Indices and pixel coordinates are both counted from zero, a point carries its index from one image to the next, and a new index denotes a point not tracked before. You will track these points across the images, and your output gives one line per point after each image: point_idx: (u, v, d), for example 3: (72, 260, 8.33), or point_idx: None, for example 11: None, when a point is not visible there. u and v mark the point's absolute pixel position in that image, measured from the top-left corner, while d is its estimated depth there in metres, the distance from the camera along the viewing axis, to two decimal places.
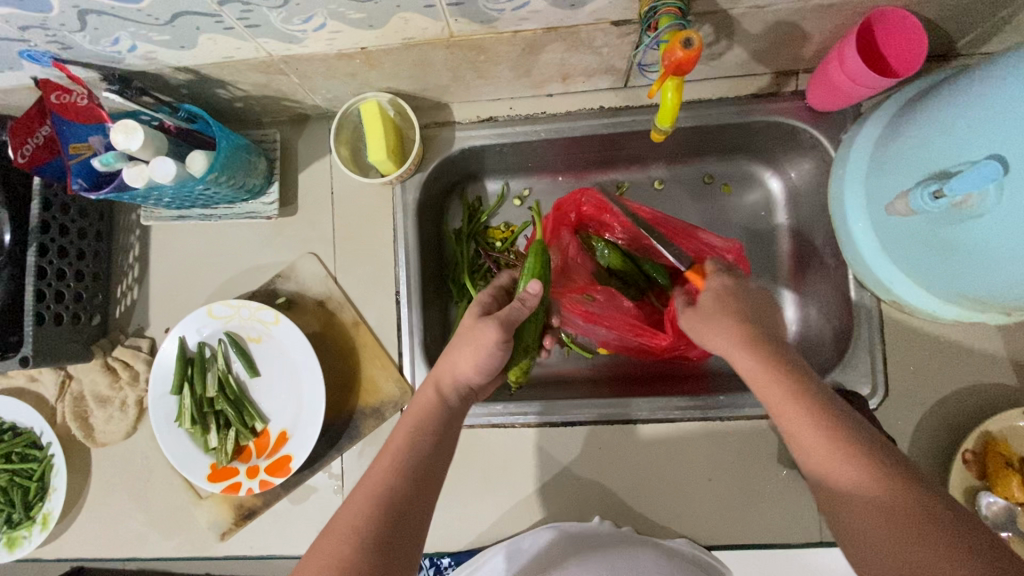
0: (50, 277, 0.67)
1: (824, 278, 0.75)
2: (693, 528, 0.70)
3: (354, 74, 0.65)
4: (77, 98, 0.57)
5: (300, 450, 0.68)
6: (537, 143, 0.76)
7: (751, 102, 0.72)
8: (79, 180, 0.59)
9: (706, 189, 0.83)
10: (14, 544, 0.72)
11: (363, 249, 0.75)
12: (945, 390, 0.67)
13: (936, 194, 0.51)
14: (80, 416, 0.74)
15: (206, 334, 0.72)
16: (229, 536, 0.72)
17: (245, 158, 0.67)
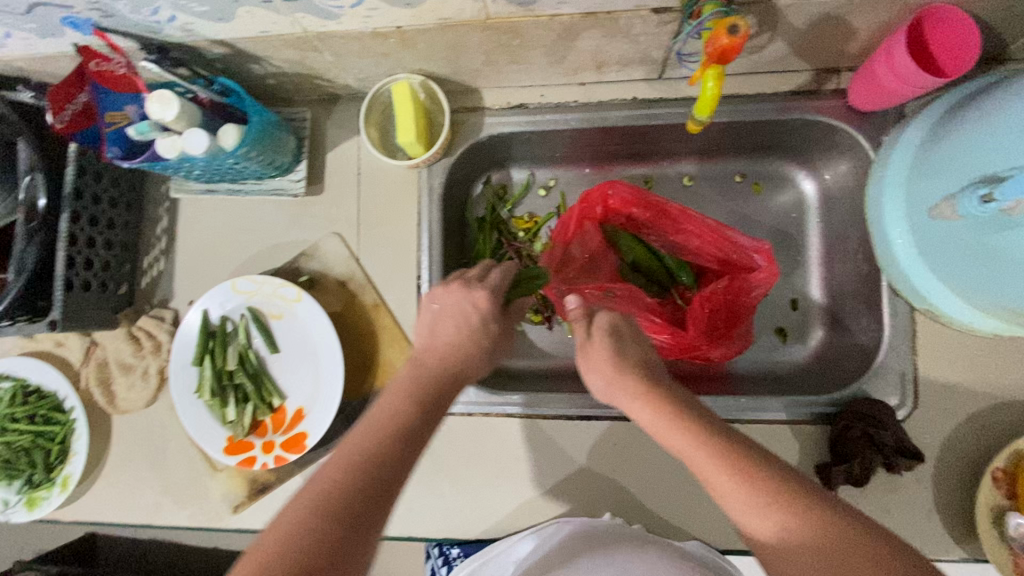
0: (81, 245, 0.68)
1: (854, 283, 0.73)
2: (705, 531, 0.69)
3: (387, 54, 0.65)
4: (115, 66, 0.57)
5: (316, 428, 0.69)
6: (566, 132, 0.75)
7: (791, 99, 0.70)
8: (113, 148, 0.60)
9: (736, 188, 0.82)
10: (35, 504, 0.74)
11: (387, 232, 0.74)
12: (977, 405, 0.65)
13: (985, 198, 0.50)
14: (103, 382, 0.75)
15: (228, 308, 0.72)
16: (242, 509, 0.73)
17: (275, 134, 0.67)
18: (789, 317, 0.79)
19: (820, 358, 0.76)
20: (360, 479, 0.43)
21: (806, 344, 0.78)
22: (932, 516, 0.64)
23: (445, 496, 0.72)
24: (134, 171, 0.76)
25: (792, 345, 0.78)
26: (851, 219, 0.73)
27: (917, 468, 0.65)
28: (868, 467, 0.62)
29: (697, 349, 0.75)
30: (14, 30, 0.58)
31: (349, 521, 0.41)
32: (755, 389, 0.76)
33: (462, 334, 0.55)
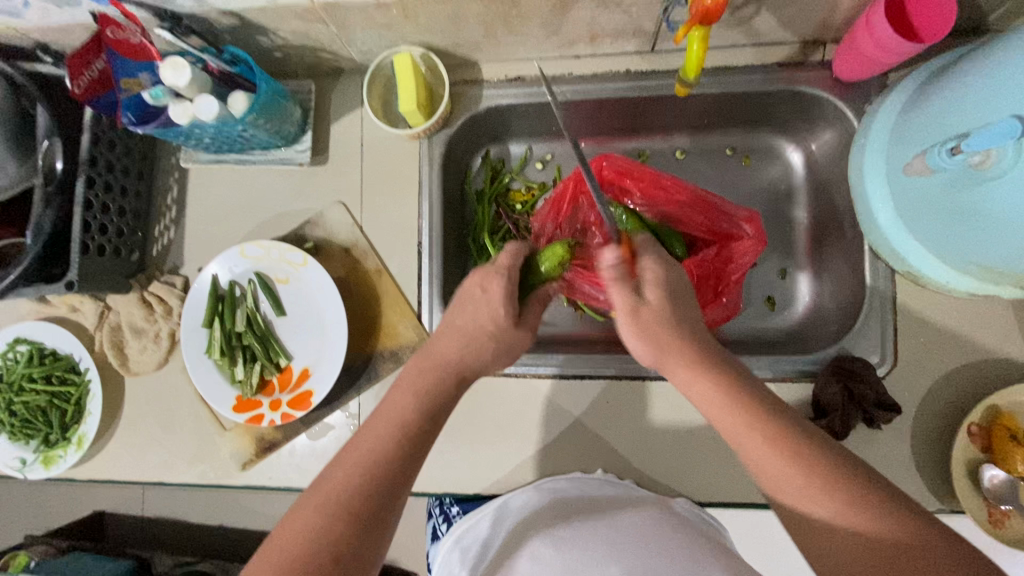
0: (96, 210, 0.71)
1: (839, 251, 0.76)
2: (695, 486, 0.72)
3: (389, 25, 0.67)
4: (131, 35, 0.60)
5: (321, 386, 0.72)
6: (562, 105, 0.77)
7: (778, 71, 0.73)
8: (127, 114, 0.63)
9: (727, 161, 0.84)
10: (50, 462, 0.77)
11: (389, 200, 0.77)
12: (954, 362, 0.68)
13: (953, 151, 0.53)
14: (116, 345, 0.78)
15: (237, 273, 0.75)
16: (250, 466, 0.76)
17: (283, 105, 0.70)
18: (777, 286, 0.82)
19: (806, 324, 0.79)
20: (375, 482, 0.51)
21: (793, 312, 0.81)
22: (911, 470, 0.67)
23: (445, 455, 0.75)
24: (145, 142, 0.79)
25: (780, 312, 0.81)
26: (836, 188, 0.76)
27: (897, 425, 0.68)
28: (848, 420, 0.65)
29: None
30: None
31: (365, 517, 0.49)
32: (743, 353, 0.79)
33: (482, 319, 0.62)
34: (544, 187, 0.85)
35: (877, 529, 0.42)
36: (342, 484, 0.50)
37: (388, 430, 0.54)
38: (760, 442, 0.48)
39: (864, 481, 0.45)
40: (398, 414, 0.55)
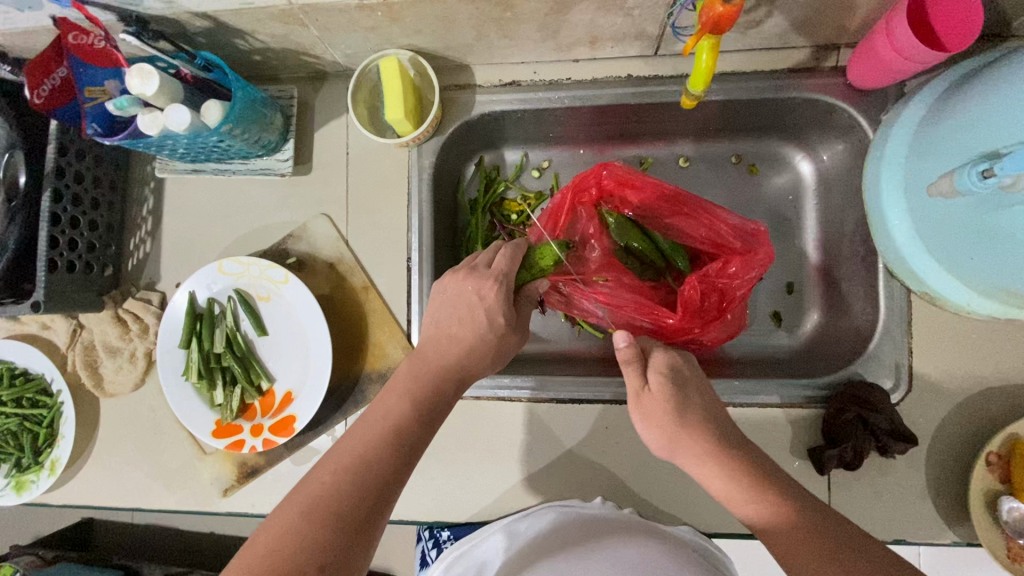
0: (64, 225, 0.67)
1: (849, 265, 0.73)
2: (698, 515, 0.68)
3: (374, 28, 0.63)
4: (94, 40, 0.56)
5: (304, 411, 0.68)
6: (559, 111, 0.73)
7: (789, 77, 0.68)
8: (93, 125, 0.59)
9: (733, 170, 0.80)
10: (22, 488, 0.73)
11: (376, 213, 0.73)
12: (972, 387, 0.64)
13: (985, 173, 0.48)
14: (90, 365, 0.74)
15: (215, 290, 0.71)
16: (231, 492, 0.72)
17: (262, 112, 0.66)
18: (784, 302, 0.78)
19: (815, 343, 0.75)
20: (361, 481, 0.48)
21: (801, 329, 0.77)
22: (924, 499, 0.64)
23: (436, 480, 0.72)
24: (117, 150, 0.74)
25: (787, 329, 0.77)
26: (848, 200, 0.72)
27: (912, 453, 0.64)
28: (860, 451, 0.62)
29: (688, 333, 0.74)
30: None
31: (354, 521, 0.46)
32: (748, 373, 0.76)
33: (473, 326, 0.59)
34: (540, 195, 0.81)
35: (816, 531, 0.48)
36: (330, 487, 0.47)
37: (381, 433, 0.51)
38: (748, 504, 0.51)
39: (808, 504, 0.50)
40: (392, 416, 0.53)
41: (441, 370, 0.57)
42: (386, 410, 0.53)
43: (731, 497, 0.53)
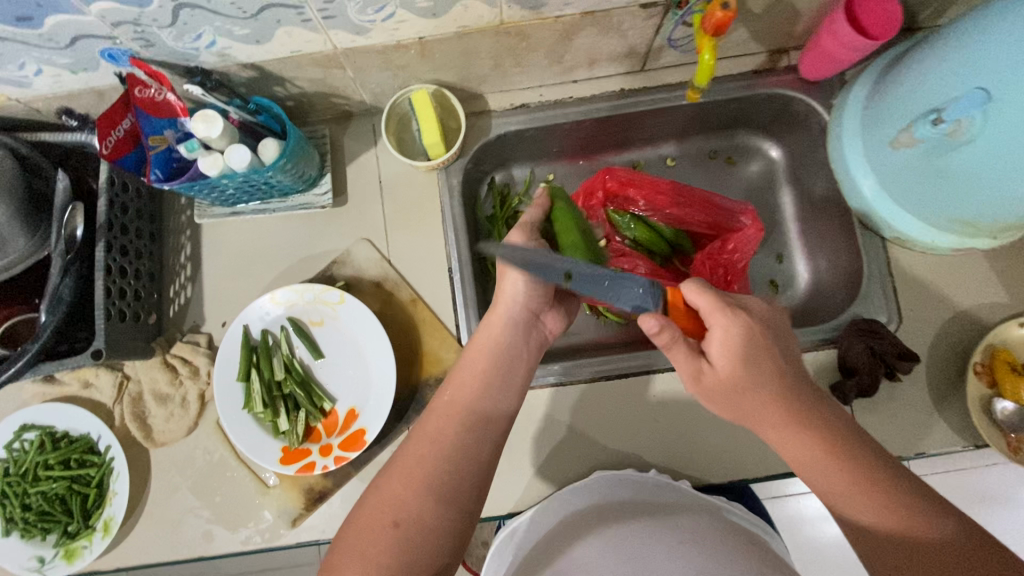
0: (115, 275, 0.68)
1: (824, 227, 0.85)
2: (746, 465, 0.75)
3: (405, 66, 0.71)
4: (156, 93, 0.61)
5: (373, 423, 0.70)
6: (565, 125, 0.82)
7: (753, 78, 0.82)
8: (156, 170, 0.63)
9: (713, 164, 0.92)
10: (73, 556, 0.70)
11: (413, 231, 0.79)
12: (950, 312, 0.76)
13: (935, 121, 0.60)
14: (139, 416, 0.74)
15: (268, 321, 0.74)
16: (301, 521, 0.72)
17: (306, 148, 0.72)
18: (777, 269, 0.89)
19: (811, 299, 0.86)
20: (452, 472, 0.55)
21: (796, 289, 0.87)
22: (932, 413, 0.74)
23: (502, 473, 0.75)
24: (153, 201, 0.77)
25: (784, 292, 0.88)
26: (817, 173, 0.84)
27: (913, 374, 0.75)
28: (875, 376, 0.71)
29: None
30: (48, 67, 0.61)
31: (440, 488, 0.54)
32: None
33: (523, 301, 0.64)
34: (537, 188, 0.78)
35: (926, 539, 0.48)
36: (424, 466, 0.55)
37: (453, 423, 0.57)
38: (838, 482, 0.52)
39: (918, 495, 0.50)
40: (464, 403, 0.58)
41: (504, 348, 0.62)
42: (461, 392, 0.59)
43: (807, 467, 0.53)
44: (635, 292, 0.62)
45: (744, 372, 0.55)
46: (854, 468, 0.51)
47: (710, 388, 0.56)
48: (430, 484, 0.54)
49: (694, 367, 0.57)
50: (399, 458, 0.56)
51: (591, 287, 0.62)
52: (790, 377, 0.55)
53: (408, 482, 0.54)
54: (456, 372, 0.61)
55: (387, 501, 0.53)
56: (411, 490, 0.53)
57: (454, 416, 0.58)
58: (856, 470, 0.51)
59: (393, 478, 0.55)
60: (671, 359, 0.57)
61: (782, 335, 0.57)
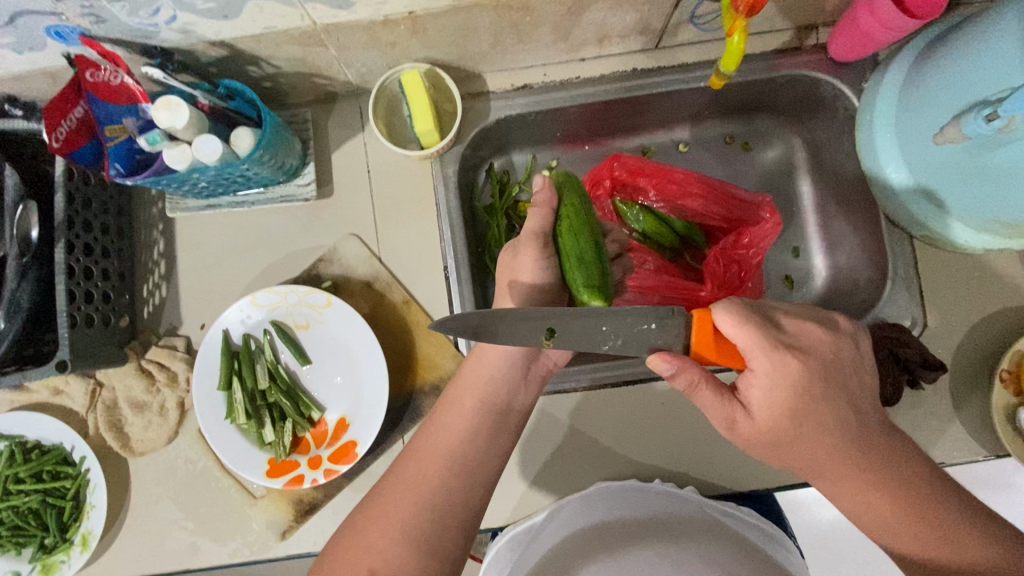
0: (79, 277, 0.62)
1: (846, 221, 0.79)
2: (756, 474, 0.72)
3: (394, 43, 0.64)
4: (109, 76, 0.54)
5: (364, 435, 0.66)
6: (572, 109, 0.75)
7: (777, 57, 0.75)
8: (115, 164, 0.57)
9: (728, 150, 0.85)
10: (50, 571, 0.66)
11: (406, 226, 0.73)
12: (977, 315, 0.71)
13: (989, 117, 0.53)
14: (115, 425, 0.70)
15: (250, 324, 0.69)
16: (290, 534, 0.69)
17: (285, 136, 0.65)
18: (793, 264, 0.83)
19: (829, 297, 0.81)
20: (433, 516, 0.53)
21: (812, 286, 0.82)
22: (955, 422, 0.70)
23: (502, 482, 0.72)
24: (120, 193, 0.71)
25: (800, 289, 0.83)
26: (842, 161, 0.78)
27: (937, 381, 0.70)
28: (897, 384, 0.67)
29: None
30: None
31: (418, 532, 0.52)
32: None
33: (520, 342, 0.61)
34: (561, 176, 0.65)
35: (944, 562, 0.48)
36: (404, 508, 0.53)
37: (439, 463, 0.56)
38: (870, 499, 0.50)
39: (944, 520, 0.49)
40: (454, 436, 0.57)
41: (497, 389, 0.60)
42: (453, 431, 0.57)
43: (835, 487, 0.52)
44: (633, 334, 0.54)
45: (789, 424, 0.51)
46: (881, 485, 0.50)
47: (746, 435, 0.53)
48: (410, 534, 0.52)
49: (728, 413, 0.53)
50: (372, 504, 0.55)
51: (585, 337, 0.53)
52: (837, 416, 0.51)
53: (385, 531, 0.52)
54: (440, 406, 0.60)
55: (363, 550, 0.52)
56: (388, 537, 0.52)
57: (434, 455, 0.56)
58: (886, 492, 0.50)
59: (369, 524, 0.53)
60: (701, 405, 0.53)
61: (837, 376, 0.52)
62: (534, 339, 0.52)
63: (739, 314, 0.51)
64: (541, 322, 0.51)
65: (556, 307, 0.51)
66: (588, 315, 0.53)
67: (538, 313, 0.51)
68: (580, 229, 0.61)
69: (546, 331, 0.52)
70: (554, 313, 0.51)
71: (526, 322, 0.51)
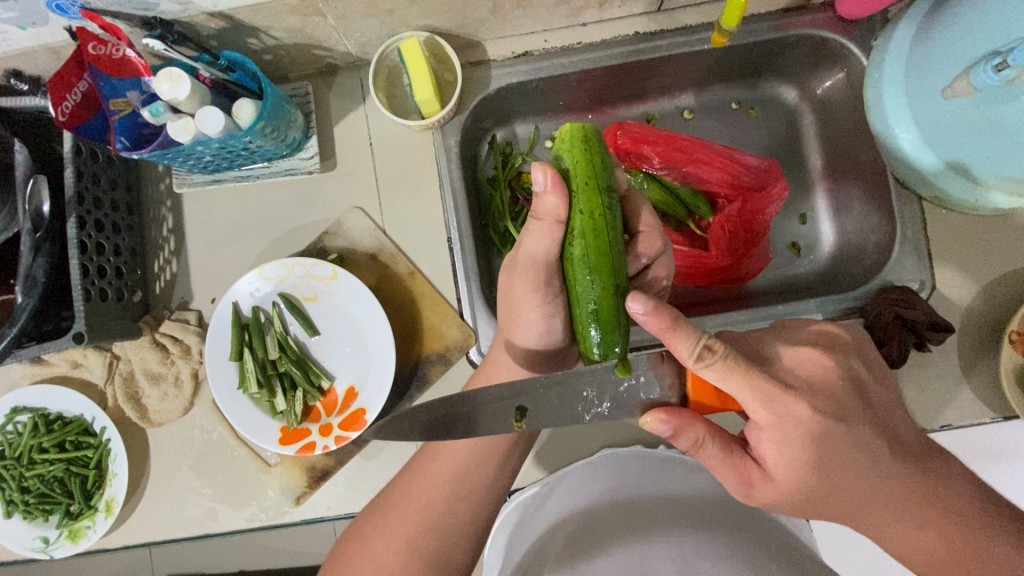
0: (91, 252, 0.63)
1: (856, 182, 0.77)
2: None
3: (392, 11, 0.63)
4: (112, 50, 0.55)
5: (373, 400, 0.67)
6: (573, 76, 0.74)
7: (783, 17, 0.73)
8: (122, 138, 0.58)
9: (734, 116, 0.83)
10: (78, 536, 0.69)
11: (409, 196, 0.74)
12: (986, 278, 0.70)
13: (999, 66, 0.56)
14: (133, 397, 0.72)
15: (259, 297, 0.70)
16: (305, 499, 0.71)
17: (287, 109, 0.65)
18: (800, 231, 0.82)
19: (838, 263, 0.79)
20: (432, 515, 0.56)
21: (820, 251, 0.81)
22: (963, 385, 0.69)
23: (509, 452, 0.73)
24: (128, 170, 0.72)
25: (807, 256, 0.82)
26: (852, 125, 0.76)
27: (945, 345, 0.70)
28: (904, 346, 0.67)
29: (722, 270, 0.78)
30: None
31: (424, 520, 0.55)
32: (782, 298, 0.79)
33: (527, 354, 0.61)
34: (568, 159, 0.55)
35: (951, 538, 0.49)
36: (413, 498, 0.56)
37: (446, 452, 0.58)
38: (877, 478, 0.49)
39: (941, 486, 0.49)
40: None
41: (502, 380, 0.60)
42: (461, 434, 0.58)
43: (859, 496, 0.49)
44: (618, 396, 0.52)
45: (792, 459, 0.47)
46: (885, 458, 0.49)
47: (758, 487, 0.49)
48: (418, 516, 0.56)
49: (743, 473, 0.49)
50: (382, 507, 0.57)
51: (566, 407, 0.52)
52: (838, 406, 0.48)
53: (394, 545, 0.55)
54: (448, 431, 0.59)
55: (367, 559, 0.54)
56: (392, 541, 0.55)
57: (438, 469, 0.57)
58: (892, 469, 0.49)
59: (373, 530, 0.56)
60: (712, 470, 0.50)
61: (830, 371, 0.49)
62: (505, 421, 0.51)
63: (728, 375, 0.45)
64: (509, 401, 0.51)
65: (526, 384, 0.51)
66: (564, 383, 0.51)
67: (503, 391, 0.51)
68: (592, 274, 0.53)
69: (515, 410, 0.51)
70: (525, 392, 0.51)
71: (494, 405, 0.51)
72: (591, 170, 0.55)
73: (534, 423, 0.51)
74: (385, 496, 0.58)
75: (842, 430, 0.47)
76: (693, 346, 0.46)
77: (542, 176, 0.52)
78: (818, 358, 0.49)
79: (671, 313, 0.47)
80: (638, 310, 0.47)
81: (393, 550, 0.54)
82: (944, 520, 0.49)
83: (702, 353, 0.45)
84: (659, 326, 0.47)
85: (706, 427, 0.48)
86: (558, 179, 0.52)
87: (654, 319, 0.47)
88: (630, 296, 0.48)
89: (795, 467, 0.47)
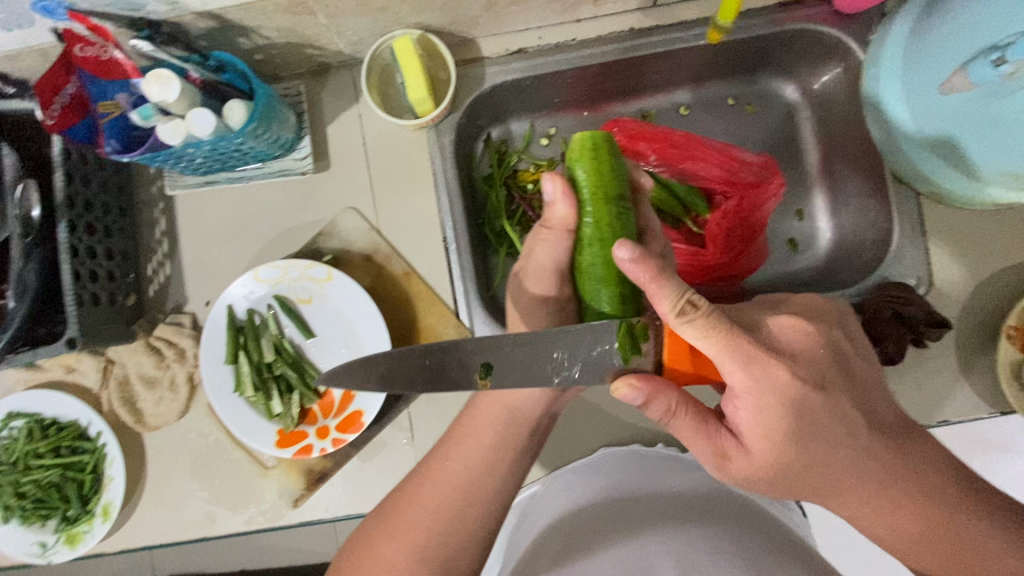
0: (83, 256, 0.63)
1: (856, 177, 0.76)
2: None
3: (384, 9, 0.63)
4: (100, 51, 0.54)
5: (369, 403, 0.66)
6: (568, 73, 0.73)
7: (780, 11, 0.72)
8: (111, 141, 0.58)
9: (730, 112, 0.83)
10: (75, 541, 0.69)
11: (403, 196, 0.73)
12: (983, 273, 0.70)
13: (997, 62, 0.55)
14: (128, 401, 0.71)
15: (254, 300, 0.70)
16: (302, 502, 0.70)
17: (279, 109, 0.65)
18: (797, 227, 0.82)
19: (835, 259, 0.79)
20: (430, 517, 0.55)
21: (818, 246, 0.81)
22: (961, 381, 0.69)
23: None
24: (120, 172, 0.72)
25: (805, 252, 0.81)
26: (847, 118, 0.76)
27: (942, 341, 0.70)
28: (901, 343, 0.66)
29: (720, 266, 0.78)
30: None
31: (422, 522, 0.55)
32: (778, 295, 0.79)
33: None
34: (581, 170, 0.56)
35: (948, 538, 0.49)
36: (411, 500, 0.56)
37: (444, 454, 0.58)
38: (878, 479, 0.48)
39: (936, 485, 0.49)
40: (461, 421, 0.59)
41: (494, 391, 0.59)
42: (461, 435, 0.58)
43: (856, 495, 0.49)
44: (592, 360, 0.50)
45: (789, 461, 0.47)
46: (885, 458, 0.49)
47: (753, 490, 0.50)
48: (417, 517, 0.55)
49: (717, 447, 0.49)
50: (380, 510, 0.57)
51: (533, 369, 0.50)
52: (839, 408, 0.48)
53: (396, 547, 0.54)
54: (441, 435, 0.60)
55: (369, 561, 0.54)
56: (391, 543, 0.54)
57: (437, 472, 0.57)
58: (892, 471, 0.49)
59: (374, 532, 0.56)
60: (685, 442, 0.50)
61: (829, 369, 0.49)
62: (469, 377, 0.50)
63: (708, 332, 0.45)
64: (476, 355, 0.50)
65: (496, 341, 0.50)
66: (535, 342, 0.50)
67: (473, 345, 0.50)
68: (601, 283, 0.54)
69: (480, 366, 0.50)
70: (487, 347, 0.50)
71: None
72: (602, 179, 0.56)
73: (498, 382, 0.50)
74: (383, 500, 0.58)
75: (837, 431, 0.47)
76: (677, 299, 0.45)
77: (551, 185, 0.56)
78: (819, 360, 0.49)
79: (655, 266, 0.47)
80: (625, 255, 0.47)
81: (393, 552, 0.54)
82: (940, 518, 0.49)
83: (684, 308, 0.45)
84: (643, 278, 0.47)
85: (678, 394, 0.49)
86: (564, 185, 0.56)
87: (639, 267, 0.47)
88: (619, 243, 0.48)
89: (797, 467, 0.47)
